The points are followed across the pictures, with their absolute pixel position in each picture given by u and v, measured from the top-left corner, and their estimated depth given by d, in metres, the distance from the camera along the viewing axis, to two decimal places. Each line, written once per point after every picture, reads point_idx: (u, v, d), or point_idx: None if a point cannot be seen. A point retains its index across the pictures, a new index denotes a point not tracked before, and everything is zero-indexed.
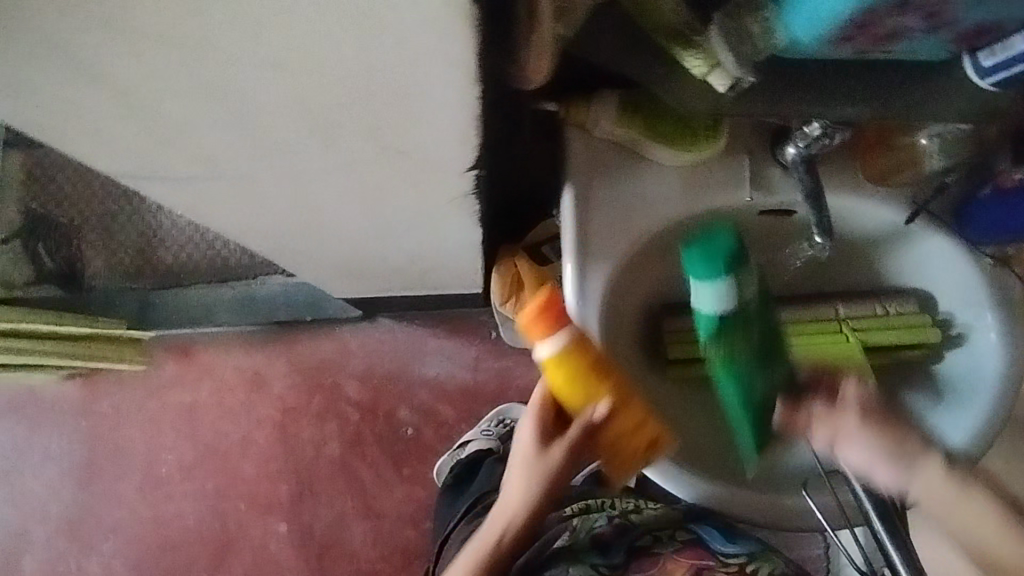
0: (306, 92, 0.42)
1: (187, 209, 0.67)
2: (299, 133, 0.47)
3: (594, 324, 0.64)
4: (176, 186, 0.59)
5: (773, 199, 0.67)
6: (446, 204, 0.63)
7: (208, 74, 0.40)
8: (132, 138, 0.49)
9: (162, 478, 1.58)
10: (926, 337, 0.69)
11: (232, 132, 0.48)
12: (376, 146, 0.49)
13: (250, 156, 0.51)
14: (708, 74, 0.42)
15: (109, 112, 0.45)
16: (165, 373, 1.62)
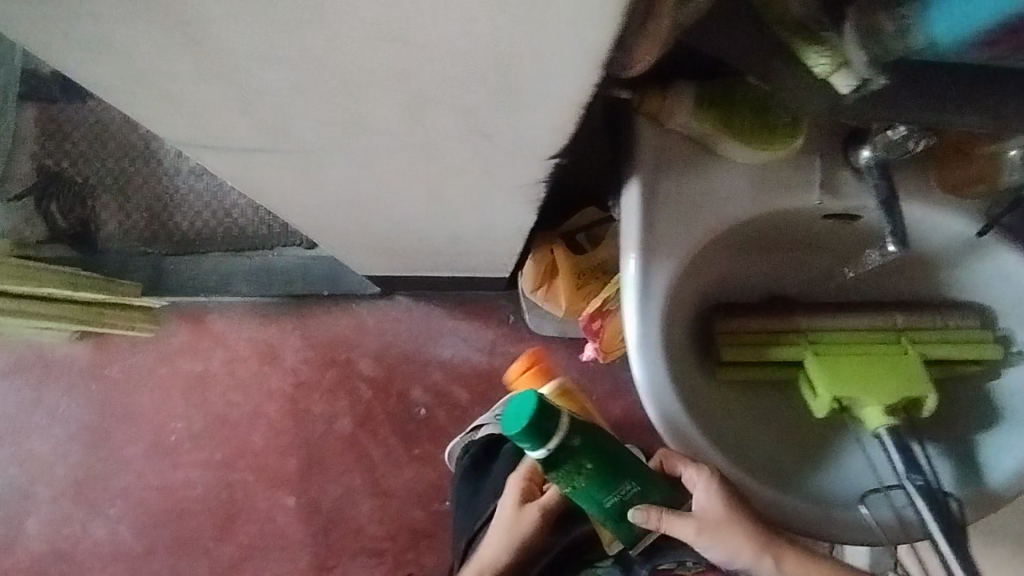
0: (411, 69, 0.40)
1: (240, 180, 0.65)
2: (389, 109, 0.45)
3: (655, 323, 0.62)
4: (238, 157, 0.56)
5: (841, 203, 0.65)
6: (514, 189, 0.61)
7: (314, 46, 0.38)
8: (212, 101, 0.46)
9: (170, 445, 1.57)
10: (986, 354, 0.67)
11: (317, 104, 0.45)
12: (466, 127, 0.47)
13: (328, 129, 0.49)
14: (834, 74, 0.41)
15: (196, 73, 0.42)
16: (177, 340, 1.60)
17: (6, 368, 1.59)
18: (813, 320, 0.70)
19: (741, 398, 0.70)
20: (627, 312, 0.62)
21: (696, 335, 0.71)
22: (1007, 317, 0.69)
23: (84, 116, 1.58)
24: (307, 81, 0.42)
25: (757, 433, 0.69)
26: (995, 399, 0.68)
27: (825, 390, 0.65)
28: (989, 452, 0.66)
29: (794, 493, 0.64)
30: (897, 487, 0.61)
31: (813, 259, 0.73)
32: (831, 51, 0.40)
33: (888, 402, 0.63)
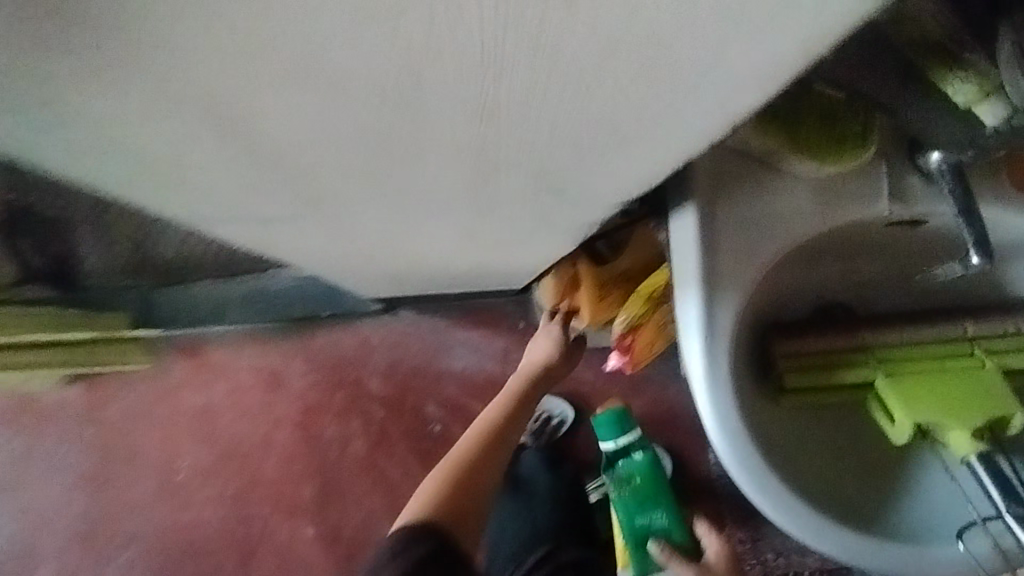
0: (508, 104, 0.39)
1: (271, 214, 0.59)
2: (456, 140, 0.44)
3: (723, 360, 0.57)
4: (264, 189, 0.53)
5: (911, 211, 0.59)
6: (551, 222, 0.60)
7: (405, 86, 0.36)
8: (297, 131, 0.42)
9: (179, 484, 1.49)
10: None
11: (379, 138, 0.43)
12: (533, 158, 0.47)
13: (376, 160, 0.47)
14: (979, 103, 0.45)
15: (303, 105, 0.39)
16: (175, 373, 1.55)
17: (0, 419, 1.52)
18: (882, 336, 0.65)
19: (810, 426, 0.65)
20: (691, 351, 0.57)
21: (754, 361, 0.66)
22: None
23: None
24: (429, 109, 0.39)
25: (830, 463, 0.64)
26: None
27: (903, 415, 0.61)
28: None
29: (885, 532, 0.60)
30: (994, 518, 0.57)
31: (872, 268, 0.68)
32: (977, 78, 0.44)
33: (974, 425, 0.59)
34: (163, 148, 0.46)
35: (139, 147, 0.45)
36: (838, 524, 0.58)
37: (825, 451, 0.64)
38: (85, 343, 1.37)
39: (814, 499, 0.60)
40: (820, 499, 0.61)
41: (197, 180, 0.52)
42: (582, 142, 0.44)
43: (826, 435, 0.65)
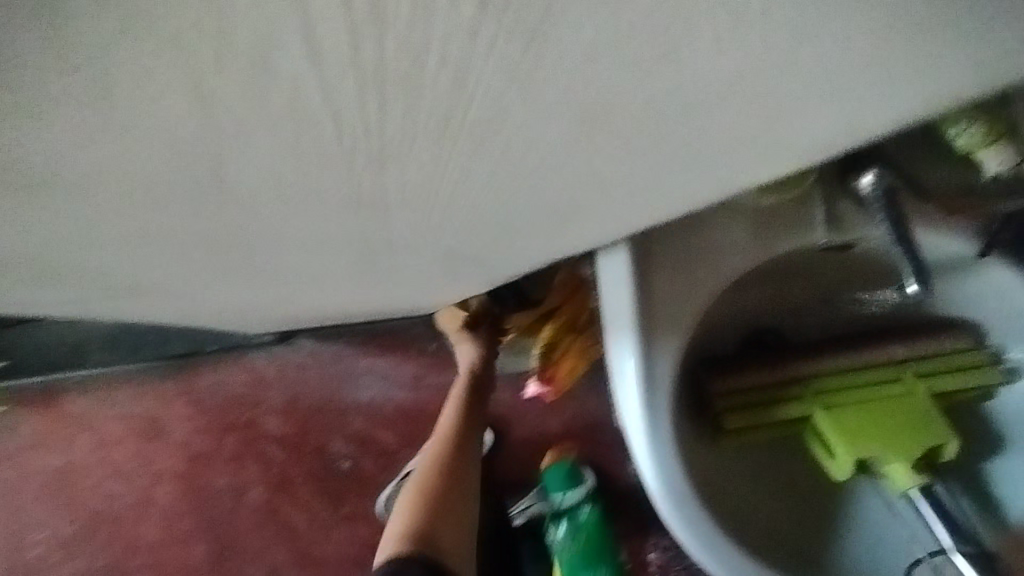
0: (438, 104, 0.36)
1: (135, 215, 0.46)
2: (362, 148, 0.40)
3: (665, 411, 0.50)
4: (119, 211, 0.45)
5: (843, 238, 0.56)
6: (469, 253, 0.57)
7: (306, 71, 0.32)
8: (182, 129, 0.36)
9: (34, 562, 1.25)
10: (984, 379, 0.63)
11: (269, 147, 0.39)
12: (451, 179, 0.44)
13: (273, 174, 0.42)
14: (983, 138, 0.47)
15: (205, 109, 0.34)
16: (27, 432, 1.32)
17: None
18: (819, 366, 0.61)
19: (751, 467, 0.61)
20: (629, 407, 0.50)
21: (688, 400, 0.61)
22: (995, 333, 0.65)
23: None
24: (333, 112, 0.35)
25: (770, 504, 0.60)
26: (997, 423, 0.64)
27: (845, 450, 0.57)
28: (1003, 484, 0.62)
29: None
30: (939, 553, 0.54)
31: (802, 294, 0.65)
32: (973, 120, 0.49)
33: (912, 457, 0.56)
34: (112, 129, 0.35)
35: (72, 152, 0.37)
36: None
37: (763, 493, 0.60)
38: None
39: (758, 549, 0.56)
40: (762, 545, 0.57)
41: (97, 168, 0.39)
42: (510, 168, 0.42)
43: (763, 473, 0.61)
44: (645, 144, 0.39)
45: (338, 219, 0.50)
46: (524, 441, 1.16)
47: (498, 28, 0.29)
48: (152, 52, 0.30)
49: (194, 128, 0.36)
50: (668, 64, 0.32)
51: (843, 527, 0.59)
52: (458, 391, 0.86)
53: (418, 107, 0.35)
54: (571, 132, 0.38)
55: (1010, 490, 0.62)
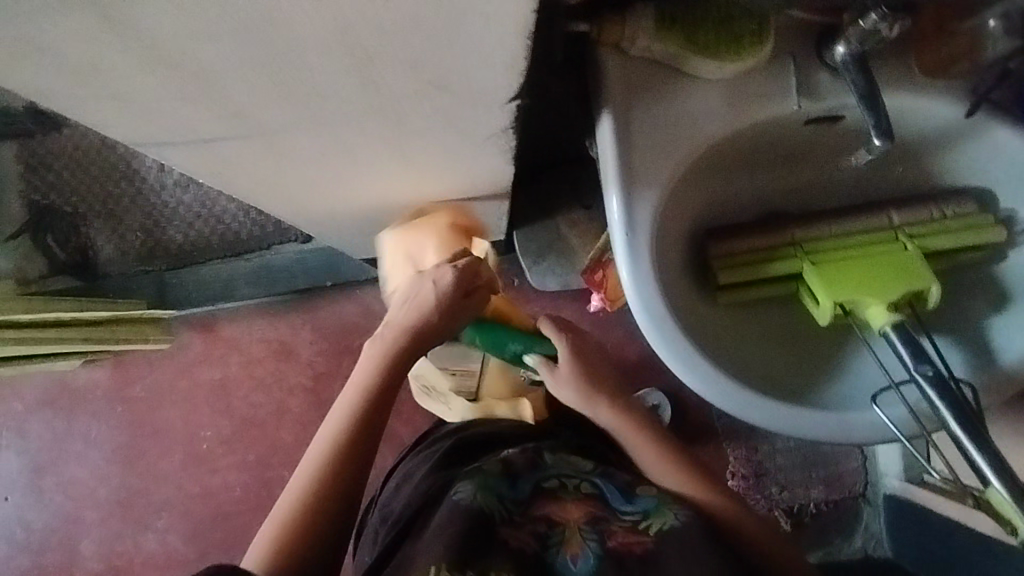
0: (212, 35, 0.35)
1: (206, 164, 0.58)
2: (255, 95, 0.43)
3: (645, 254, 0.62)
4: (191, 155, 0.55)
5: (821, 106, 0.62)
6: (470, 149, 0.60)
7: (143, 46, 0.35)
8: (151, 113, 0.44)
9: (203, 454, 1.52)
10: (989, 237, 0.65)
11: (208, 108, 0.44)
12: (354, 96, 0.45)
13: (238, 125, 0.48)
14: None
15: (114, 89, 0.41)
16: (192, 351, 1.54)
17: (33, 402, 1.54)
18: (809, 231, 0.69)
19: (746, 321, 0.71)
20: (615, 248, 0.62)
21: (691, 263, 0.70)
22: (1005, 196, 0.67)
23: (59, 144, 1.47)
24: (203, 69, 0.39)
25: (764, 350, 0.69)
26: (1006, 284, 0.67)
27: (825, 299, 0.65)
28: (1001, 335, 0.65)
29: (808, 404, 0.64)
30: (907, 383, 0.61)
31: (808, 171, 0.70)
32: None
33: (891, 300, 0.63)
34: (130, 116, 0.45)
35: (121, 130, 0.48)
36: (760, 397, 0.63)
37: (757, 340, 0.70)
38: (106, 322, 1.31)
39: (742, 379, 0.65)
40: (748, 378, 0.66)
41: (144, 138, 0.50)
42: (338, 65, 0.40)
43: (760, 324, 0.70)
44: (444, 38, 0.37)
45: (359, 154, 0.57)
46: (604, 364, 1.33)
47: None
48: (43, 56, 0.36)
49: (150, 105, 0.43)
50: None
51: (826, 373, 0.68)
52: (355, 402, 0.71)
53: (225, 56, 0.37)
54: (331, 21, 0.34)
55: (1007, 341, 0.65)
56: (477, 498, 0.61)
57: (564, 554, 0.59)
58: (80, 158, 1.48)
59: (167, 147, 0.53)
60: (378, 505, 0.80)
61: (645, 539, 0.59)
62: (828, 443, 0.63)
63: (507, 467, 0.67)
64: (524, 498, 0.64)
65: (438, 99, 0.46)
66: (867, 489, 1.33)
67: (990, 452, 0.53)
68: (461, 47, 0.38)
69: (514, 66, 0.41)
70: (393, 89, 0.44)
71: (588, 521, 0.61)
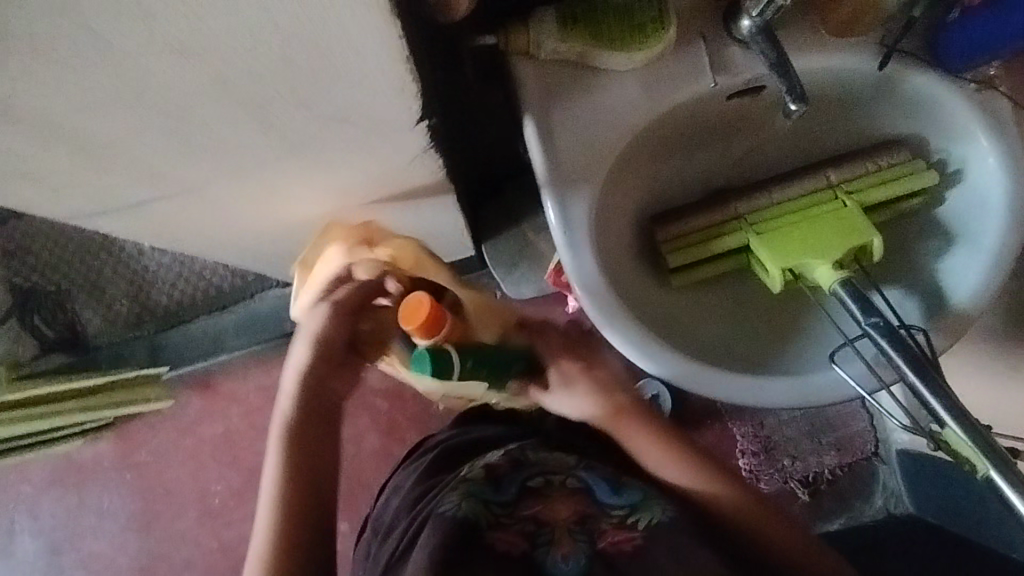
0: (95, 98, 0.37)
1: (148, 229, 0.60)
2: (164, 156, 0.45)
3: (586, 248, 0.63)
4: (129, 220, 0.56)
5: (737, 78, 0.62)
6: (400, 174, 0.61)
7: (35, 117, 0.38)
8: (69, 187, 0.47)
9: (217, 508, 1.52)
10: (923, 182, 0.66)
11: (122, 175, 0.46)
12: (260, 144, 0.46)
13: (159, 188, 0.50)
14: None
15: (26, 167, 0.43)
16: (192, 409, 1.55)
17: (45, 481, 1.55)
18: (752, 203, 0.69)
19: (703, 299, 0.71)
20: (557, 246, 0.63)
21: (641, 252, 0.71)
22: (935, 140, 0.68)
23: (34, 227, 1.49)
24: (103, 135, 0.41)
25: (724, 326, 0.70)
26: (948, 224, 0.68)
27: (774, 266, 0.65)
28: (950, 276, 0.66)
29: (771, 372, 0.65)
30: (860, 338, 0.62)
31: (743, 143, 0.71)
32: None
33: (836, 258, 0.64)
34: (54, 194, 0.48)
35: (54, 210, 0.51)
36: (721, 371, 0.63)
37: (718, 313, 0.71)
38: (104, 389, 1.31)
39: (704, 356, 0.66)
40: (709, 356, 0.66)
41: (76, 215, 0.52)
42: (229, 116, 0.42)
43: (719, 297, 0.71)
44: (321, 78, 0.39)
45: (293, 196, 0.59)
46: None
47: None
48: None
49: (67, 180, 0.46)
50: None
51: (789, 335, 0.69)
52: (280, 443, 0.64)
53: (118, 121, 0.40)
54: (202, 71, 0.36)
55: (957, 283, 0.65)
56: (462, 507, 0.62)
57: (554, 552, 0.58)
58: (55, 238, 1.50)
59: (101, 220, 0.55)
60: (370, 517, 0.81)
61: (635, 535, 0.60)
62: (793, 404, 0.63)
63: (491, 472, 0.67)
64: (511, 499, 0.64)
65: (345, 131, 0.47)
66: (878, 448, 1.31)
67: (941, 395, 0.53)
68: (343, 85, 0.40)
69: (400, 95, 0.43)
70: (294, 132, 0.45)
71: (576, 519, 0.61)
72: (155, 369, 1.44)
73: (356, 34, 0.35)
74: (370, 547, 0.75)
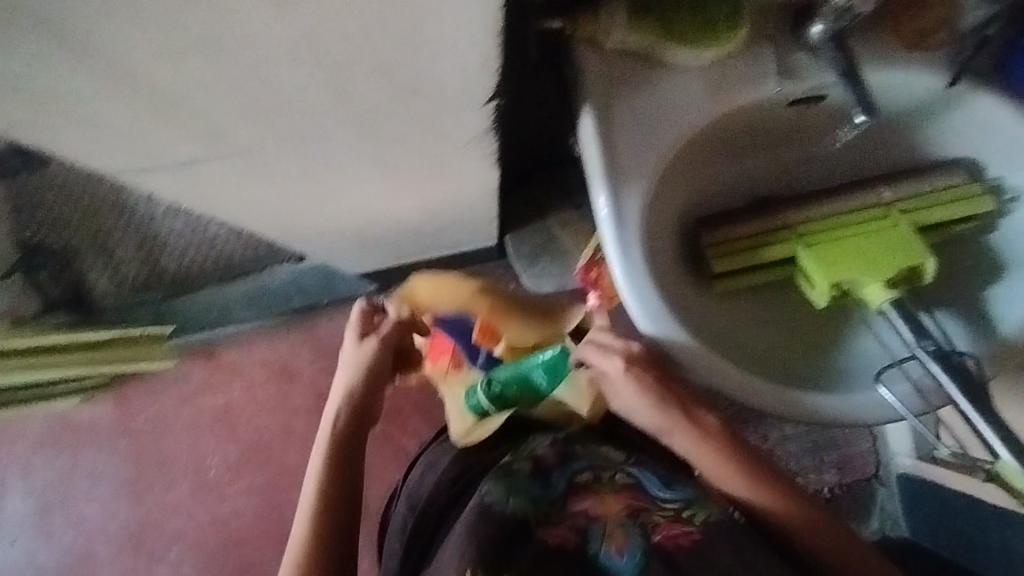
0: (179, 50, 0.36)
1: (193, 193, 0.58)
2: (233, 117, 0.44)
3: (636, 248, 0.61)
4: (178, 180, 0.55)
5: (803, 86, 0.61)
6: (458, 152, 0.58)
7: (114, 65, 0.37)
8: (131, 140, 0.46)
9: (212, 481, 1.45)
10: (980, 208, 0.65)
11: (187, 132, 0.45)
12: (331, 110, 0.45)
13: (219, 148, 0.48)
14: None
15: (91, 114, 0.42)
16: (193, 379, 1.48)
17: (36, 442, 1.49)
18: (804, 214, 0.67)
19: (744, 308, 0.70)
20: (605, 241, 0.62)
21: (686, 255, 0.69)
22: (991, 166, 0.66)
23: (47, 183, 1.45)
24: (177, 88, 0.40)
25: (763, 338, 0.69)
26: (1001, 251, 0.66)
27: (824, 281, 0.64)
28: (1000, 305, 0.65)
29: (815, 388, 0.64)
30: (909, 361, 0.61)
31: (796, 152, 0.69)
32: None
33: (887, 276, 0.63)
34: (112, 147, 0.46)
35: (107, 164, 0.50)
36: (762, 382, 0.62)
37: (759, 323, 0.70)
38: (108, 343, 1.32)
39: (746, 366, 0.64)
40: (751, 366, 0.65)
41: (128, 171, 0.51)
42: (308, 78, 0.40)
43: (762, 306, 0.70)
44: (412, 44, 0.38)
45: (347, 168, 0.58)
46: None
47: None
48: (22, 81, 0.37)
49: (130, 133, 0.45)
50: None
51: (840, 345, 0.68)
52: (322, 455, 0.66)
53: (197, 77, 0.39)
54: (295, 28, 0.35)
55: (1007, 312, 0.64)
56: (510, 503, 0.61)
57: (607, 546, 0.57)
58: (67, 196, 1.46)
59: (150, 180, 0.54)
60: (404, 493, 0.81)
61: (691, 529, 0.58)
62: (840, 418, 0.62)
63: (537, 466, 0.67)
64: (559, 496, 0.63)
65: (416, 106, 0.46)
66: (879, 469, 1.31)
67: (994, 422, 0.53)
68: (433, 53, 0.39)
69: (484, 67, 0.42)
70: (369, 101, 0.44)
71: (628, 511, 0.60)
72: (160, 328, 1.44)
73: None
74: (405, 522, 0.75)
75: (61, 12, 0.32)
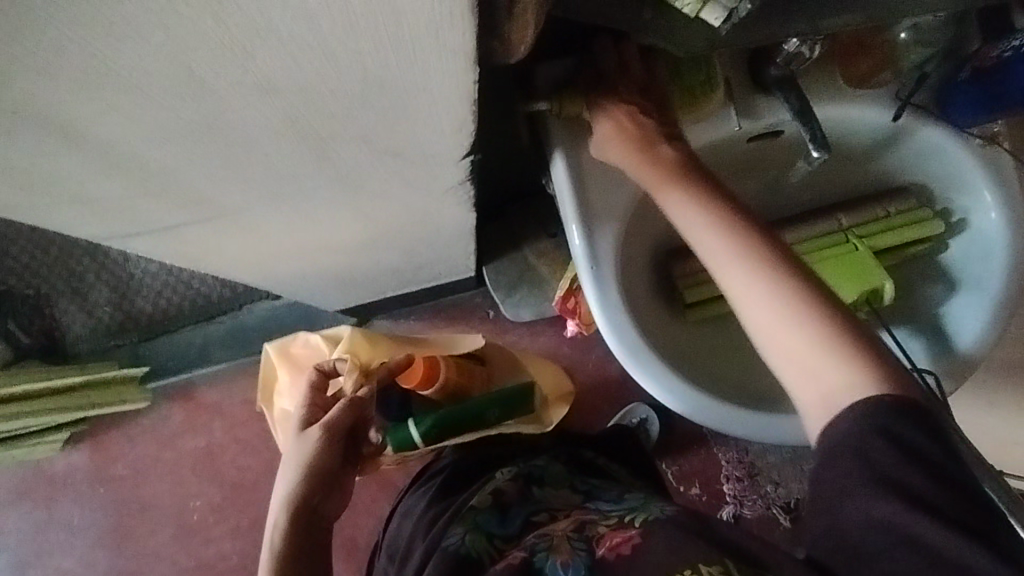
0: (162, 129, 0.38)
1: (173, 251, 0.60)
2: (219, 183, 0.45)
3: (611, 284, 0.63)
4: (158, 240, 0.55)
5: (761, 123, 0.64)
6: (438, 199, 0.60)
7: (100, 147, 0.38)
8: (113, 209, 0.47)
9: (195, 525, 1.42)
10: (930, 230, 0.69)
11: (169, 200, 0.47)
12: (311, 173, 0.47)
13: (197, 212, 0.50)
14: (701, 10, 0.45)
15: (76, 192, 0.43)
16: (172, 421, 1.45)
17: (12, 494, 1.44)
18: None
19: (713, 336, 0.73)
20: (581, 279, 0.64)
21: (659, 287, 0.72)
22: (940, 190, 0.71)
23: (15, 228, 1.43)
24: (159, 164, 0.41)
25: (730, 365, 0.72)
26: (954, 268, 0.71)
27: None
28: (955, 319, 0.68)
29: (781, 410, 0.67)
30: None
31: (757, 182, 0.72)
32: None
33: (847, 300, 0.67)
34: (96, 217, 0.48)
35: (93, 232, 0.51)
36: (736, 406, 0.65)
37: (726, 351, 0.73)
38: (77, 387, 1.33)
39: (720, 392, 0.67)
40: (722, 391, 0.68)
41: (112, 238, 0.53)
42: (286, 146, 0.42)
43: (725, 334, 0.74)
44: (387, 113, 0.40)
45: (328, 219, 0.59)
46: (590, 385, 1.23)
47: (72, 72, 0.31)
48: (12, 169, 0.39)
49: (113, 204, 0.46)
50: (249, 39, 0.31)
51: None
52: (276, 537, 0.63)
53: (179, 154, 0.41)
54: (275, 107, 0.37)
55: (963, 327, 0.68)
56: (466, 540, 0.63)
57: (553, 559, 0.56)
58: (36, 241, 1.43)
59: (130, 243, 0.56)
60: (384, 546, 0.81)
61: (632, 534, 0.55)
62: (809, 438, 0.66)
63: (498, 502, 0.69)
64: (515, 531, 0.64)
65: (393, 165, 0.48)
66: None
67: None
68: (407, 118, 0.41)
69: (456, 127, 0.44)
70: (347, 163, 0.46)
71: (574, 529, 0.59)
72: (135, 368, 1.40)
73: (431, 73, 0.36)
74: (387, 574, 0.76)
75: (49, 107, 0.34)
